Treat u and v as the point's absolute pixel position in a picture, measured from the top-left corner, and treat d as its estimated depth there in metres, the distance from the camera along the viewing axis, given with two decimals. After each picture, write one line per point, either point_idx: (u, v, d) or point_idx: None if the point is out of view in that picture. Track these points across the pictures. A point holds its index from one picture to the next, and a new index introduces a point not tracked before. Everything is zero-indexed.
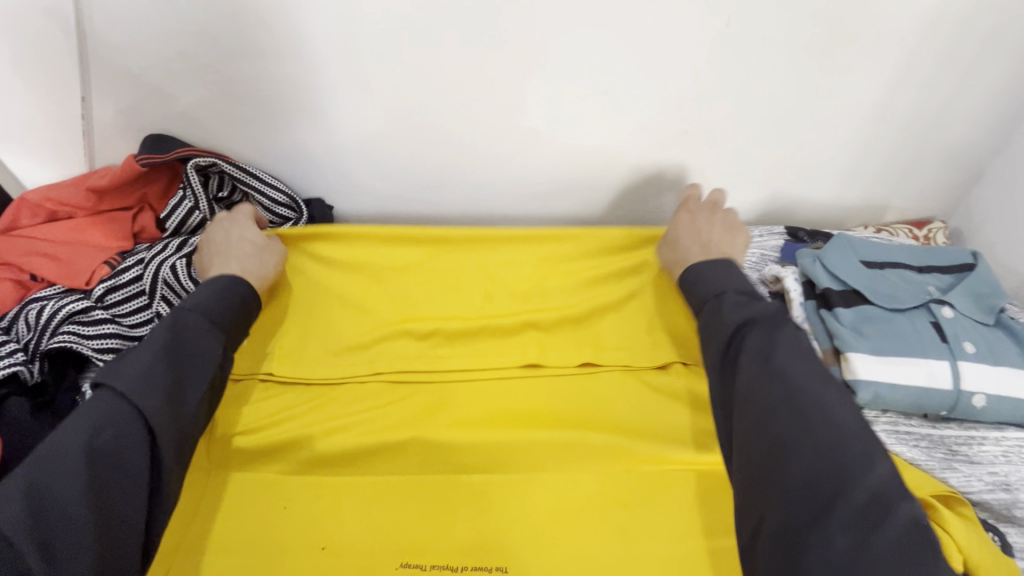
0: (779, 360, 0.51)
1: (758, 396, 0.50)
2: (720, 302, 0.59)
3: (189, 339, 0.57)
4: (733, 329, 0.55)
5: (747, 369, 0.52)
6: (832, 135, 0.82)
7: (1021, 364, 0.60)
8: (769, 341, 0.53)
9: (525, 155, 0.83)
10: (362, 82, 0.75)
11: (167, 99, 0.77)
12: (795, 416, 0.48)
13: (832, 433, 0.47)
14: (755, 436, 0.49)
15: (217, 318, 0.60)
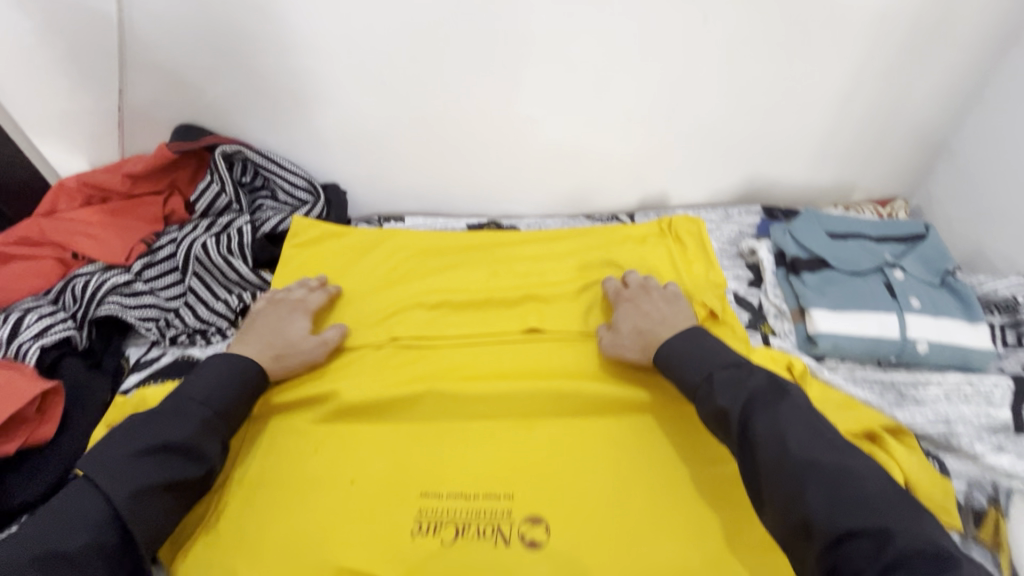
0: (792, 437, 0.54)
1: (792, 484, 0.51)
2: (713, 380, 0.60)
3: (180, 426, 0.58)
4: (737, 416, 0.57)
5: (764, 455, 0.54)
6: (802, 121, 0.90)
7: (961, 317, 0.69)
8: (774, 421, 0.55)
9: (524, 142, 0.91)
10: (376, 75, 0.82)
11: (197, 91, 0.84)
12: (819, 489, 0.50)
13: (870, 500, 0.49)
14: (810, 526, 0.49)
15: (210, 402, 0.61)
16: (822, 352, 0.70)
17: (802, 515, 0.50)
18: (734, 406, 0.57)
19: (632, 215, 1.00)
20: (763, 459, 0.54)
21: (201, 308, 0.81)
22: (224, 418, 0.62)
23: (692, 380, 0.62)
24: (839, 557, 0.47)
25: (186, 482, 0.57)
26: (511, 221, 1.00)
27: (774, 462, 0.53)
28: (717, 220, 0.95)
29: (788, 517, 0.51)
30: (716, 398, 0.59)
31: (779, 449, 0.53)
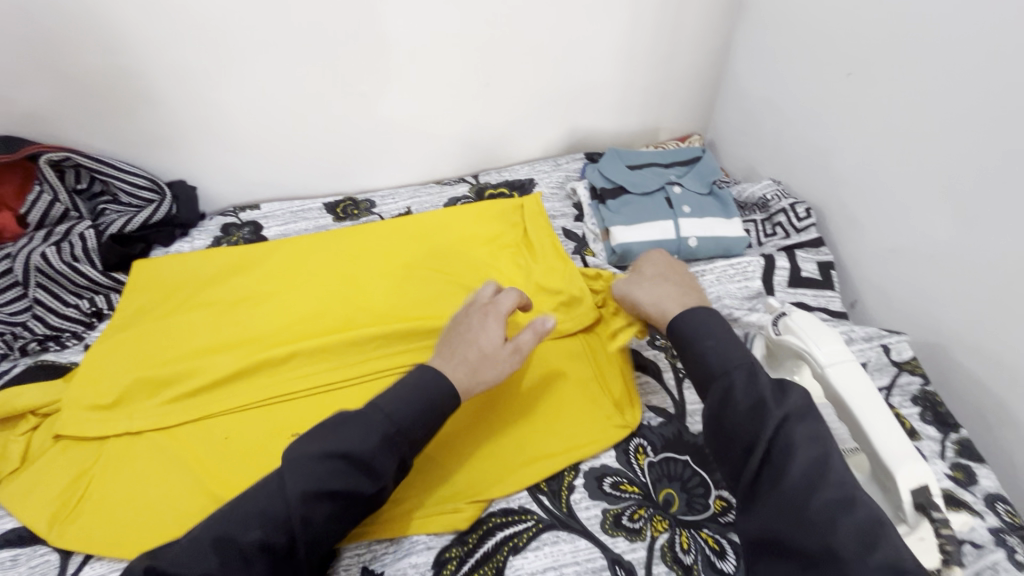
0: (828, 468, 0.48)
1: (819, 517, 0.46)
2: (754, 377, 0.54)
3: (358, 438, 0.56)
4: (776, 421, 0.50)
5: (795, 470, 0.48)
6: (601, 74, 1.05)
7: (720, 214, 0.87)
8: (813, 444, 0.49)
9: (362, 118, 0.98)
10: (198, 70, 0.86)
11: (6, 100, 0.83)
12: (848, 519, 0.45)
13: (895, 557, 0.43)
14: (825, 568, 0.44)
15: (394, 415, 0.57)
16: (623, 259, 0.86)
17: (820, 537, 0.45)
18: (777, 411, 0.51)
19: (476, 175, 1.11)
20: (790, 475, 0.48)
21: (50, 316, 0.82)
22: (406, 434, 0.57)
23: (715, 368, 0.56)
24: None
25: (358, 496, 0.54)
26: (365, 195, 1.07)
27: (804, 479, 0.48)
28: (549, 169, 1.09)
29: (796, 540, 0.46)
30: (753, 396, 0.52)
31: (811, 470, 0.48)
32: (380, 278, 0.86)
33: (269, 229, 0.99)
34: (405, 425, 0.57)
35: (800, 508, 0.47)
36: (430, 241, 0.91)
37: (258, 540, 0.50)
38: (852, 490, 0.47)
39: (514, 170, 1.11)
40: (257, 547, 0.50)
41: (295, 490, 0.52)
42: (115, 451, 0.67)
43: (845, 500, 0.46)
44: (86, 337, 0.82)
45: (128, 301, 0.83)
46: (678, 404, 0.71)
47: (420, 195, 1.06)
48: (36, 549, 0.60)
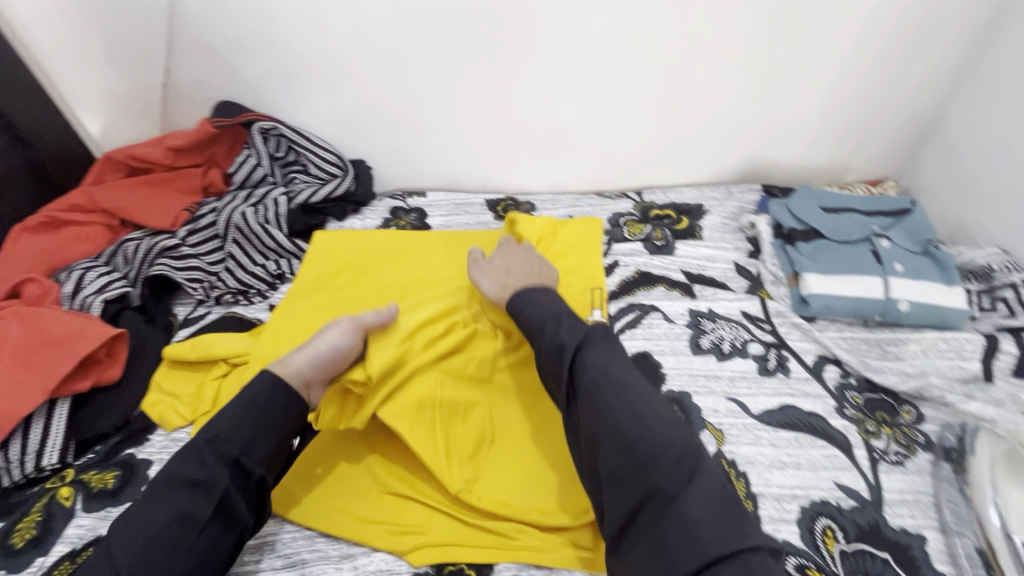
0: (610, 372, 0.56)
1: (600, 407, 0.53)
2: (558, 324, 0.61)
3: (184, 467, 0.53)
4: (573, 349, 0.58)
5: (585, 380, 0.56)
6: (799, 103, 0.97)
7: (939, 280, 0.77)
8: (603, 357, 0.58)
9: (541, 122, 0.98)
10: (403, 58, 0.89)
11: (236, 69, 0.90)
12: (634, 425, 0.52)
13: (657, 440, 0.51)
14: (612, 452, 0.51)
15: (224, 437, 0.54)
16: (814, 312, 0.78)
17: (604, 426, 0.53)
18: (570, 345, 0.58)
19: (640, 193, 1.06)
20: (586, 395, 0.55)
21: (241, 271, 0.88)
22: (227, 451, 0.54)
23: (533, 326, 0.63)
24: (636, 474, 0.50)
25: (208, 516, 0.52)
26: (526, 197, 1.06)
27: (591, 387, 0.55)
28: (720, 197, 1.03)
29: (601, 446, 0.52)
30: (554, 341, 0.60)
31: (596, 391, 0.54)
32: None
33: (434, 219, 1.01)
34: (239, 440, 0.55)
35: (601, 421, 0.53)
36: (598, 253, 0.88)
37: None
38: (625, 384, 0.55)
39: (681, 192, 1.05)
40: None
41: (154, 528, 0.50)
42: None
43: (617, 392, 0.55)
44: (269, 296, 0.88)
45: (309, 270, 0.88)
46: (873, 489, 0.62)
47: (581, 204, 1.03)
48: None
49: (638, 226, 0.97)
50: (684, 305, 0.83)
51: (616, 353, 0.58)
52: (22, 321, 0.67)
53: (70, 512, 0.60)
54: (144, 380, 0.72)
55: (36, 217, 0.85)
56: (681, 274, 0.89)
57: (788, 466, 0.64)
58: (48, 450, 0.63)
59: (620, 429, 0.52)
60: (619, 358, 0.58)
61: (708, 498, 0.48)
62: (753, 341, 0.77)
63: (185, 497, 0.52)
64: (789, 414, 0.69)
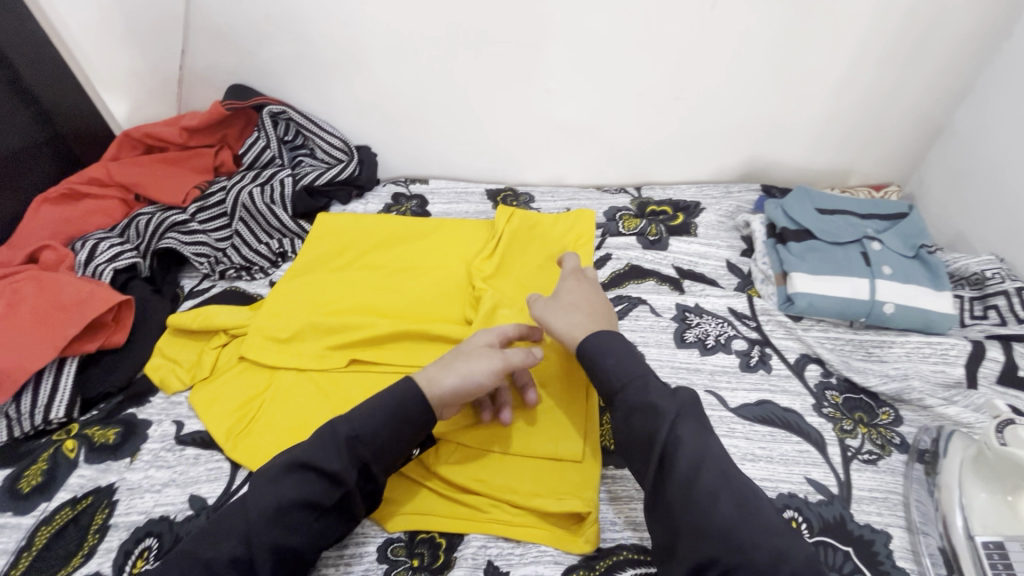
0: (711, 455, 0.51)
1: (701, 499, 0.49)
2: (647, 385, 0.56)
3: (319, 457, 0.54)
4: (667, 424, 0.53)
5: (682, 463, 0.51)
6: (801, 104, 0.97)
7: (928, 284, 0.78)
8: (698, 434, 0.53)
9: (543, 115, 0.99)
10: (409, 48, 0.91)
11: (249, 54, 0.94)
12: (738, 514, 0.49)
13: (763, 538, 0.48)
14: (716, 547, 0.48)
15: (363, 438, 0.55)
16: (800, 311, 0.78)
17: (707, 518, 0.48)
18: (667, 413, 0.53)
19: (639, 188, 1.07)
20: (682, 482, 0.50)
21: (245, 248, 0.92)
22: (367, 444, 0.55)
23: (612, 382, 0.58)
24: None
25: (320, 507, 0.53)
26: (526, 189, 1.08)
27: (690, 472, 0.50)
28: (718, 196, 1.03)
29: (693, 538, 0.48)
30: (648, 403, 0.54)
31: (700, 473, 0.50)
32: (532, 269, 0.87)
33: (434, 206, 1.03)
34: (378, 446, 0.55)
35: (706, 519, 0.48)
36: (590, 249, 0.89)
37: (233, 553, 0.49)
38: (730, 472, 0.51)
39: (680, 189, 1.06)
40: (226, 557, 0.49)
41: (263, 509, 0.51)
42: (284, 381, 0.73)
43: (721, 479, 0.50)
44: (271, 273, 0.91)
45: (311, 250, 0.91)
46: (843, 485, 0.63)
47: (579, 197, 1.05)
48: (213, 454, 0.67)
49: (634, 220, 0.98)
50: (672, 299, 0.84)
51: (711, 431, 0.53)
52: (38, 284, 0.72)
53: (73, 463, 0.64)
54: (148, 345, 0.76)
55: (56, 189, 0.89)
56: (673, 269, 0.90)
57: (760, 458, 0.65)
58: (56, 403, 0.67)
59: (724, 521, 0.48)
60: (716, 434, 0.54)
61: None
62: (737, 337, 0.78)
63: (303, 482, 0.53)
64: (766, 409, 0.70)
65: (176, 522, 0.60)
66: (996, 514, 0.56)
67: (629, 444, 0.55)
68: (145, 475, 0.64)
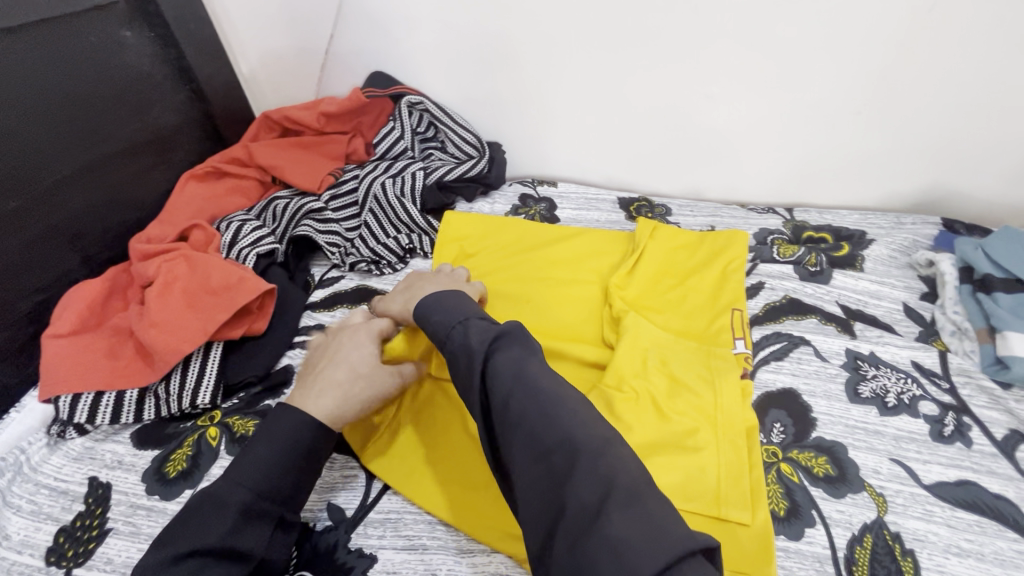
0: (533, 377, 0.47)
1: (512, 418, 0.45)
2: (467, 325, 0.53)
3: (222, 534, 0.47)
4: (482, 355, 0.49)
5: (495, 389, 0.47)
6: (1010, 128, 0.83)
7: None
8: (520, 358, 0.49)
9: (695, 122, 0.91)
10: (561, 44, 0.85)
11: (395, 40, 0.91)
12: (553, 429, 0.44)
13: (603, 460, 0.42)
14: (535, 467, 0.43)
15: (268, 495, 0.51)
16: (1015, 378, 0.66)
17: (531, 440, 0.44)
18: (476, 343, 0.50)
19: (790, 210, 0.96)
20: (499, 407, 0.47)
21: (373, 241, 0.89)
22: (267, 498, 0.51)
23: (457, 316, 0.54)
24: (577, 501, 0.40)
25: None
26: (661, 200, 1.00)
27: (502, 394, 0.47)
28: (887, 226, 0.91)
29: (523, 466, 0.44)
30: (472, 337, 0.51)
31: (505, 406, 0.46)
32: (677, 295, 0.79)
33: (563, 211, 0.97)
34: (272, 494, 0.51)
35: (539, 443, 0.44)
36: (741, 276, 0.79)
37: None
38: (540, 388, 0.46)
39: (840, 215, 0.94)
40: None
41: None
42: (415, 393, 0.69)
43: (535, 396, 0.46)
44: (398, 270, 0.87)
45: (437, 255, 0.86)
46: None
47: (723, 215, 0.95)
48: (348, 461, 0.65)
49: (789, 247, 0.88)
50: (841, 343, 0.74)
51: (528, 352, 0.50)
52: (191, 264, 0.72)
53: (215, 453, 0.63)
54: (286, 335, 0.74)
55: (203, 166, 0.91)
56: (838, 307, 0.79)
57: (968, 554, 0.55)
58: (202, 389, 0.66)
59: (553, 443, 0.43)
60: (534, 355, 0.50)
61: (642, 516, 0.39)
62: (926, 399, 0.67)
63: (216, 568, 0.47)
64: (970, 492, 0.60)
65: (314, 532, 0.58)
66: None
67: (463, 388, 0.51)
68: None
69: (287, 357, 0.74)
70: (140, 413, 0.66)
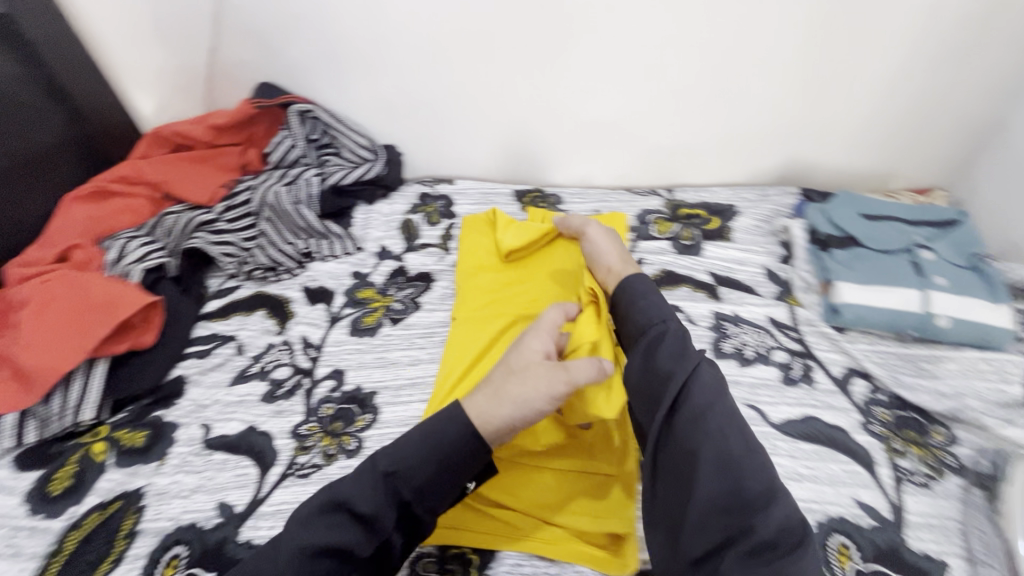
0: (709, 397, 0.49)
1: (707, 434, 0.47)
2: (668, 333, 0.54)
3: (358, 499, 0.49)
4: (681, 376, 0.50)
5: (692, 407, 0.48)
6: (844, 104, 0.93)
7: (983, 295, 0.73)
8: (715, 380, 0.51)
9: (573, 115, 0.97)
10: (439, 48, 0.89)
11: (278, 51, 0.92)
12: (700, 438, 0.47)
13: (754, 477, 0.45)
14: (717, 487, 0.45)
15: (403, 472, 0.50)
16: (846, 322, 0.75)
17: (717, 462, 0.45)
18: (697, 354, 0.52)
19: (671, 190, 1.04)
20: (681, 424, 0.48)
21: (272, 248, 0.90)
22: (405, 479, 0.50)
23: (646, 323, 0.56)
24: (758, 525, 0.43)
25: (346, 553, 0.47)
26: (554, 189, 1.06)
27: (699, 414, 0.48)
28: (754, 198, 1.00)
29: (700, 486, 0.45)
30: (675, 348, 0.52)
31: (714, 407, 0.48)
32: None
33: (461, 206, 1.01)
34: (418, 478, 0.50)
35: (718, 460, 0.45)
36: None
37: None
38: (712, 412, 0.48)
39: (713, 192, 1.02)
40: None
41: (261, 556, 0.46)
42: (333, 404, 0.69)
43: (707, 417, 0.48)
44: (296, 274, 0.90)
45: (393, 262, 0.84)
46: (895, 510, 0.60)
47: (609, 199, 1.02)
48: (239, 459, 0.65)
49: (667, 224, 0.95)
50: (707, 307, 0.81)
51: (709, 371, 0.51)
52: (68, 282, 0.71)
53: (102, 466, 0.64)
54: (177, 345, 0.76)
55: (86, 187, 0.89)
56: (708, 275, 0.86)
57: (804, 478, 0.62)
58: (86, 405, 0.67)
59: (706, 460, 0.45)
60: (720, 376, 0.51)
61: (788, 528, 0.43)
62: (778, 348, 0.75)
63: (327, 526, 0.48)
64: (811, 426, 0.67)
65: (202, 530, 0.59)
66: None
67: (639, 399, 0.52)
68: (173, 480, 0.63)
69: (180, 367, 0.75)
70: (21, 436, 0.64)
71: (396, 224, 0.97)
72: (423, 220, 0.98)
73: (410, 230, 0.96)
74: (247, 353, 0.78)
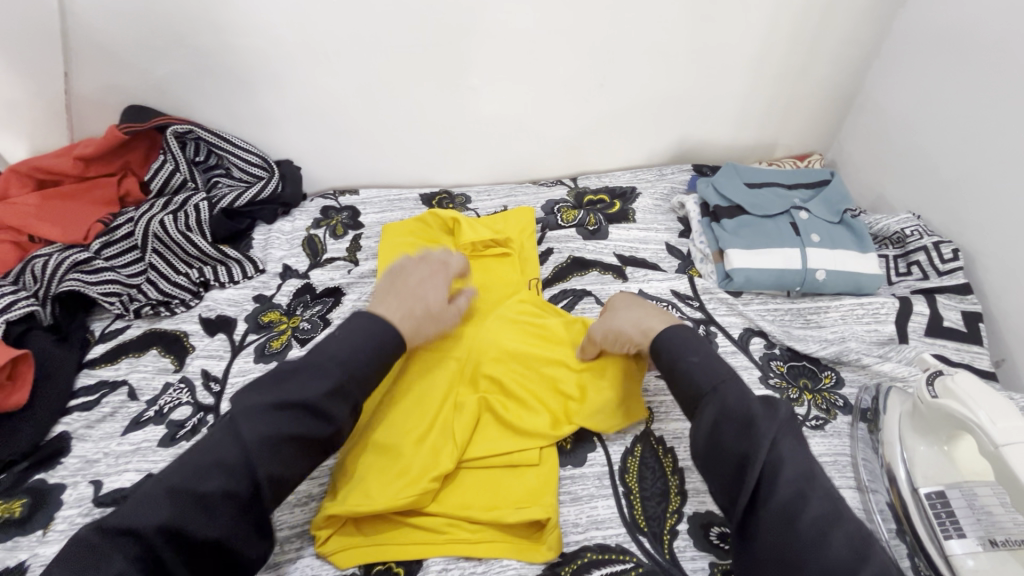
0: (797, 470, 0.50)
1: (800, 515, 0.47)
2: (734, 392, 0.55)
3: (306, 394, 0.54)
4: (761, 455, 0.50)
5: (778, 484, 0.49)
6: (722, 83, 0.99)
7: (854, 248, 0.81)
8: (795, 451, 0.52)
9: (470, 114, 0.97)
10: (321, 56, 0.87)
11: (145, 72, 0.86)
12: (792, 516, 0.48)
13: (853, 549, 0.45)
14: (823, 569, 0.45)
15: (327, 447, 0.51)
16: (739, 286, 0.81)
17: (816, 540, 0.46)
18: (767, 434, 0.51)
19: (575, 179, 1.06)
20: (768, 506, 0.49)
21: (163, 282, 0.84)
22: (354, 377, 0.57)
23: (700, 383, 0.56)
24: None
25: (309, 441, 0.53)
26: (461, 190, 1.06)
27: (789, 492, 0.49)
28: (653, 178, 1.04)
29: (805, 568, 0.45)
30: (743, 413, 0.53)
31: (803, 493, 0.49)
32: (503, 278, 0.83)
33: (367, 216, 0.99)
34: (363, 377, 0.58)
35: (814, 537, 0.46)
36: (534, 245, 0.87)
37: (219, 489, 0.49)
38: (802, 485, 0.49)
39: (615, 176, 1.05)
40: (218, 495, 0.49)
41: (248, 436, 0.51)
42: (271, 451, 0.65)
43: (798, 494, 0.49)
44: (193, 305, 0.84)
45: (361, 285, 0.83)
46: None
47: (516, 194, 1.03)
48: None
49: (573, 212, 0.97)
50: (616, 288, 0.83)
51: (791, 440, 0.52)
52: None
53: None
54: (58, 401, 0.69)
55: None
56: (615, 257, 0.89)
57: None
58: None
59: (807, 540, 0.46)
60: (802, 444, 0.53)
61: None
62: (683, 318, 0.78)
63: (285, 418, 0.53)
64: None
65: None
66: (936, 463, 0.59)
67: (722, 478, 0.53)
68: (61, 547, 0.58)
69: (62, 423, 0.69)
70: None
71: (300, 241, 0.94)
72: (329, 234, 0.95)
73: (315, 245, 0.93)
74: (141, 397, 0.72)
